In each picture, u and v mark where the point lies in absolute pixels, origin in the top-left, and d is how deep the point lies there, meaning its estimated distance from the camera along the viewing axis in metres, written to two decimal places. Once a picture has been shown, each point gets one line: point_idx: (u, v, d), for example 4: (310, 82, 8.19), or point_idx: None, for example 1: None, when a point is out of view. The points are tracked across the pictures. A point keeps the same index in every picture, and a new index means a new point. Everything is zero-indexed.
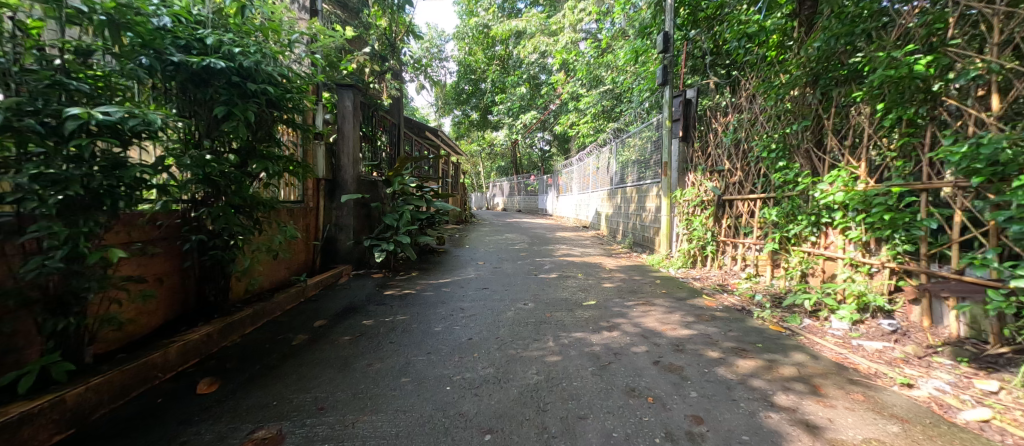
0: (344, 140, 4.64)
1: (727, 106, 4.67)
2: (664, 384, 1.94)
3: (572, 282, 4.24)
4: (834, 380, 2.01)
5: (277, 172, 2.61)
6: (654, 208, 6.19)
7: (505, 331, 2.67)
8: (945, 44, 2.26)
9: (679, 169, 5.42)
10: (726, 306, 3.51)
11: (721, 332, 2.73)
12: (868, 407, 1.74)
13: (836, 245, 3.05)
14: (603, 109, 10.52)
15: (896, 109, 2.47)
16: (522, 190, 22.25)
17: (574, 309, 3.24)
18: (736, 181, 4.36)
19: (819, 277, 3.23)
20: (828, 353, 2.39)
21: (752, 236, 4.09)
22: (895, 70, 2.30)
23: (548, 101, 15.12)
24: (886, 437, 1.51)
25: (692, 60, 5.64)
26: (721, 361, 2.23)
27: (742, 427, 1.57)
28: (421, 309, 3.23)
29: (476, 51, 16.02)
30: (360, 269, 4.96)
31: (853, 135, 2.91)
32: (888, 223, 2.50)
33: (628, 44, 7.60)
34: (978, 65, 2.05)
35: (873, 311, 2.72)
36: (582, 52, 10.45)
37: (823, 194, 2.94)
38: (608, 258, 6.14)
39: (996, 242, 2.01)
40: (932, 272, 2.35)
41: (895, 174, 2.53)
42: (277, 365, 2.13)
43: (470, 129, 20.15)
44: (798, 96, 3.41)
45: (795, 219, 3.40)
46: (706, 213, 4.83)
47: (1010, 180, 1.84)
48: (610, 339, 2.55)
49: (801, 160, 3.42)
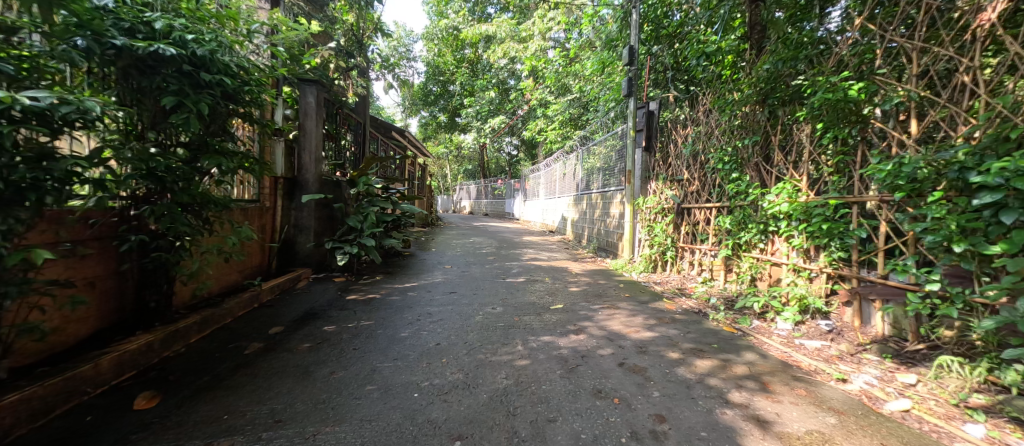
0: (306, 137, 4.45)
1: (686, 119, 4.94)
2: (629, 385, 2.01)
3: (539, 286, 4.29)
4: (780, 377, 2.17)
5: (232, 169, 2.45)
6: (618, 214, 6.40)
7: (474, 336, 2.65)
8: (874, 73, 2.52)
9: (642, 178, 5.65)
10: (685, 309, 3.68)
11: (681, 334, 2.87)
12: (810, 401, 1.90)
13: (781, 252, 3.30)
14: (571, 117, 10.75)
15: (833, 129, 2.72)
16: (488, 193, 22.24)
17: (542, 313, 3.27)
18: (694, 190, 4.60)
19: (766, 281, 3.48)
20: (775, 352, 2.58)
21: (708, 242, 4.34)
22: (833, 94, 2.54)
23: (517, 106, 15.21)
24: (825, 428, 1.66)
25: (654, 74, 5.96)
26: (681, 361, 2.35)
27: (701, 424, 1.66)
28: (386, 314, 3.13)
29: (445, 53, 15.91)
30: (321, 272, 4.74)
31: (796, 151, 3.17)
32: (826, 232, 2.75)
33: (595, 55, 7.85)
34: (899, 93, 2.33)
35: (813, 312, 2.96)
36: (550, 60, 10.67)
37: (771, 204, 3.17)
38: (574, 263, 6.27)
39: (913, 250, 2.26)
40: (862, 277, 2.61)
41: (832, 188, 2.79)
42: (228, 376, 1.99)
43: (437, 130, 19.89)
44: (750, 113, 3.67)
45: (746, 228, 3.64)
46: (666, 220, 5.05)
47: (924, 196, 2.09)
48: (577, 342, 2.60)
49: (751, 172, 3.67)
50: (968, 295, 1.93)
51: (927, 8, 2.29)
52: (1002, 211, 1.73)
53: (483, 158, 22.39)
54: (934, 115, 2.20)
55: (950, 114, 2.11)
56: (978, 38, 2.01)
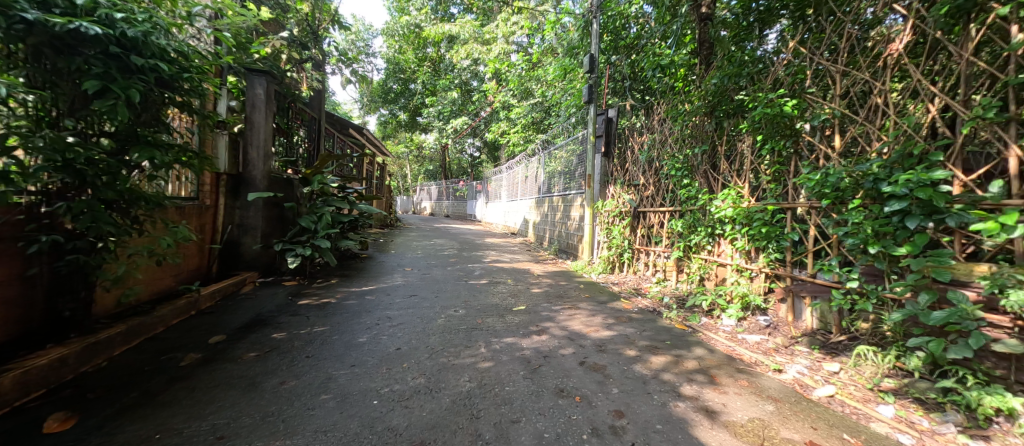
0: (253, 131, 4.16)
1: (642, 127, 5.19)
2: (589, 383, 2.07)
3: (501, 288, 4.30)
4: (726, 370, 2.33)
5: (167, 163, 2.23)
6: (578, 217, 6.58)
7: (437, 339, 2.60)
8: (804, 92, 2.80)
9: (601, 182, 5.84)
10: (641, 308, 3.85)
11: (637, 332, 3.00)
12: (751, 391, 2.05)
13: (726, 253, 3.55)
14: (533, 120, 10.91)
15: (770, 141, 2.98)
16: (450, 194, 21.95)
17: (505, 314, 3.28)
18: (649, 195, 4.84)
19: (713, 281, 3.73)
20: (721, 346, 2.77)
21: (662, 244, 4.56)
22: (771, 109, 2.79)
23: (480, 108, 15.19)
24: (764, 415, 1.80)
25: (613, 82, 6.21)
26: (637, 358, 2.45)
27: (656, 417, 1.75)
28: (342, 319, 2.99)
29: (407, 50, 15.57)
30: (269, 276, 4.43)
31: (739, 161, 3.43)
32: (765, 235, 3.00)
33: (557, 61, 8.03)
34: (826, 111, 2.59)
35: (753, 309, 3.22)
36: (514, 64, 10.80)
37: (717, 209, 3.41)
38: (535, 264, 6.35)
39: (837, 251, 2.52)
40: (794, 276, 2.87)
41: (770, 195, 3.05)
42: (160, 391, 1.80)
43: (398, 129, 19.39)
44: (699, 123, 3.93)
45: (696, 231, 3.88)
46: (623, 223, 5.26)
47: (845, 203, 2.35)
48: (539, 343, 2.63)
49: (700, 179, 3.92)
50: (880, 290, 2.20)
51: (847, 37, 2.59)
52: (906, 217, 1.99)
53: (445, 159, 22.10)
54: (853, 132, 2.47)
55: (865, 131, 2.39)
56: (888, 66, 2.29)
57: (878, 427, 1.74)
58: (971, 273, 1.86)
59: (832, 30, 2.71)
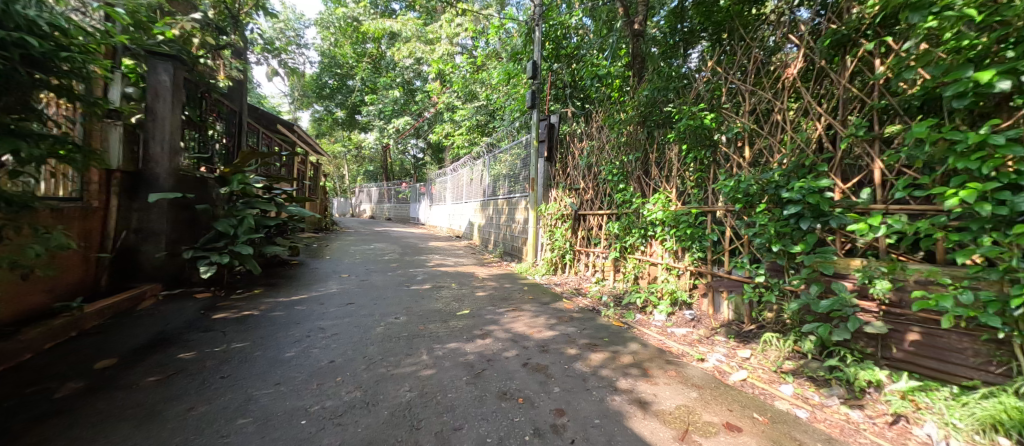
0: (156, 123, 3.66)
1: (582, 133, 5.41)
2: (532, 383, 2.10)
3: (445, 292, 4.21)
4: (657, 362, 2.50)
5: (38, 157, 1.88)
6: (522, 219, 6.68)
7: (375, 349, 2.47)
8: (721, 107, 3.12)
9: (544, 185, 5.98)
10: (582, 307, 3.99)
11: (577, 331, 3.10)
12: (679, 381, 2.22)
13: (657, 253, 3.82)
14: (478, 123, 10.87)
15: (694, 151, 3.30)
16: (391, 197, 21.11)
17: (448, 319, 3.21)
18: (588, 198, 5.06)
19: (646, 279, 3.99)
20: (653, 340, 2.96)
21: (601, 246, 4.78)
22: (693, 121, 3.10)
23: (423, 109, 14.82)
24: (689, 402, 1.97)
25: (555, 89, 6.43)
26: (578, 356, 2.54)
27: (595, 412, 1.82)
28: (267, 332, 2.72)
29: (343, 43, 14.75)
30: (176, 288, 3.89)
31: (668, 167, 3.71)
32: (690, 236, 3.29)
33: (502, 66, 8.12)
34: (738, 125, 2.92)
35: (680, 304, 3.49)
36: (458, 65, 10.72)
37: (650, 212, 3.66)
38: (480, 267, 6.32)
39: (748, 250, 2.83)
40: (714, 273, 3.17)
41: (693, 200, 3.34)
42: (25, 431, 1.49)
43: (334, 127, 18.25)
44: (632, 132, 4.20)
45: (631, 232, 4.12)
46: (565, 226, 5.44)
47: (753, 207, 2.64)
48: (483, 347, 2.62)
49: (634, 184, 4.18)
50: (782, 284, 2.51)
51: (754, 60, 2.93)
52: (801, 219, 2.30)
53: (386, 159, 21.22)
54: (758, 143, 2.81)
55: (769, 144, 2.73)
56: (784, 88, 2.65)
57: (780, 404, 1.98)
58: (848, 266, 2.19)
59: (742, 53, 3.05)
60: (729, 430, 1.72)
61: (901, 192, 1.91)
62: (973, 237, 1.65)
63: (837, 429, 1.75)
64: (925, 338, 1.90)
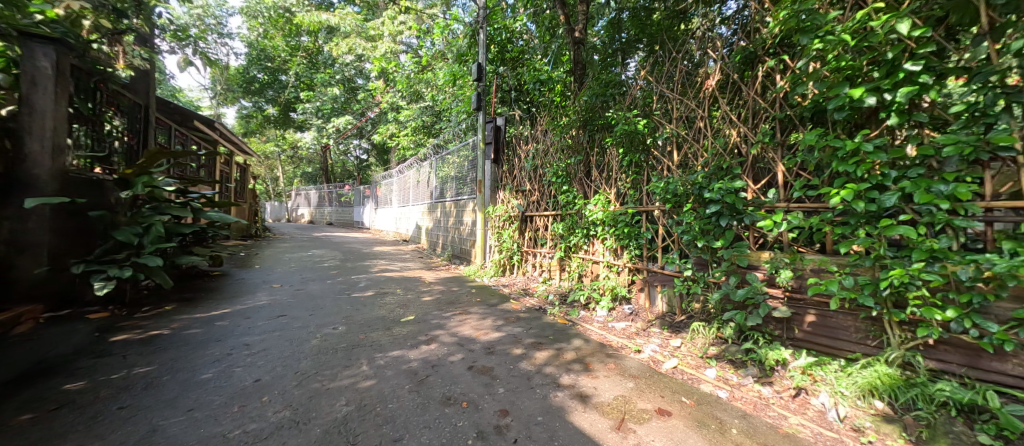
0: (34, 117, 3.13)
1: (527, 136, 5.51)
2: (477, 386, 2.08)
3: (390, 298, 4.05)
4: (598, 356, 2.60)
5: None
6: (470, 222, 6.64)
7: (309, 363, 2.31)
8: (653, 113, 3.34)
9: (492, 187, 5.99)
10: (528, 307, 4.05)
11: (524, 330, 3.15)
12: (617, 372, 2.34)
13: (598, 251, 3.99)
14: (423, 124, 10.60)
15: (630, 154, 3.51)
16: (332, 200, 19.90)
17: (391, 327, 3.10)
18: (535, 200, 5.16)
19: (589, 277, 4.15)
20: (595, 335, 3.09)
21: (546, 246, 4.89)
22: (628, 126, 3.30)
23: (366, 108, 14.19)
24: (626, 391, 2.08)
25: (501, 92, 6.49)
26: (523, 355, 2.57)
27: (538, 409, 1.85)
28: (180, 353, 2.43)
29: (274, 35, 13.67)
30: (63, 309, 3.35)
31: (607, 170, 3.91)
32: (627, 234, 3.48)
33: (448, 67, 8.03)
34: (667, 131, 3.16)
35: (620, 299, 3.68)
36: (402, 64, 10.42)
37: (591, 212, 3.82)
38: (427, 271, 6.17)
39: (678, 246, 3.06)
40: (649, 268, 3.38)
41: (630, 200, 3.54)
42: None
43: (265, 125, 16.82)
44: (575, 135, 4.37)
45: (575, 232, 4.27)
46: (512, 227, 5.49)
47: (681, 207, 2.86)
48: (427, 352, 2.55)
49: (577, 185, 4.34)
50: (706, 277, 2.74)
51: (681, 71, 3.18)
52: (720, 217, 2.55)
53: (326, 160, 19.99)
54: (683, 148, 3.06)
55: (693, 149, 2.97)
56: (705, 98, 2.91)
57: (705, 387, 2.17)
58: (759, 258, 2.46)
59: (671, 65, 3.30)
60: (660, 415, 1.84)
61: (798, 192, 2.18)
62: (851, 230, 1.93)
63: (751, 405, 1.96)
64: (819, 319, 2.18)
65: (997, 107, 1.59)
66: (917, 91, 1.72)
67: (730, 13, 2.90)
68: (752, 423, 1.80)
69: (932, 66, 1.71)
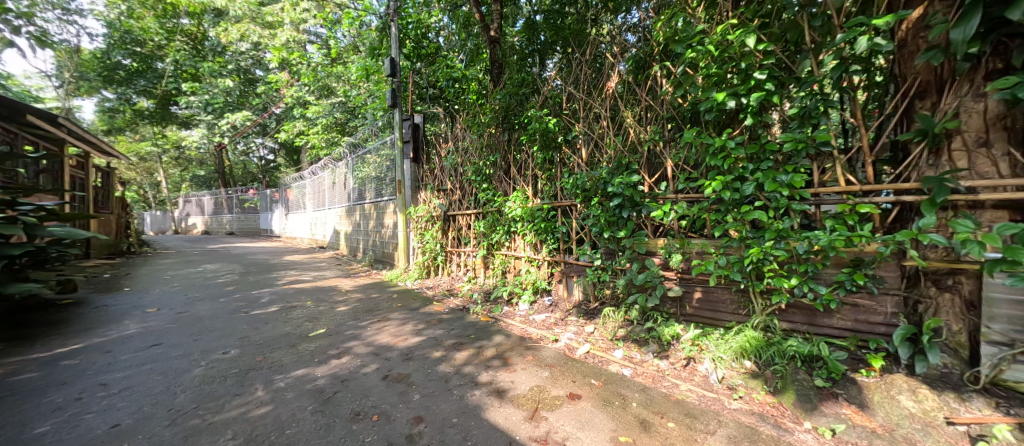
0: None
1: (446, 135, 5.41)
2: (390, 397, 1.99)
3: (298, 312, 3.70)
4: (517, 350, 2.66)
5: None
6: (392, 224, 6.34)
7: (188, 397, 2.00)
8: (563, 113, 3.50)
9: (412, 187, 5.77)
10: (452, 308, 4.00)
11: (445, 332, 3.09)
12: (535, 363, 2.41)
13: (519, 247, 4.08)
14: (336, 121, 9.73)
15: (544, 152, 3.63)
16: (232, 206, 17.54)
17: (297, 343, 2.82)
18: (456, 199, 5.11)
19: (512, 272, 4.22)
20: (516, 329, 3.17)
21: (470, 245, 4.87)
22: (540, 125, 3.42)
23: (268, 103, 12.73)
24: (541, 381, 2.15)
25: (418, 89, 6.27)
26: (443, 358, 2.53)
27: (453, 412, 1.83)
28: (4, 405, 1.94)
29: (143, 15, 11.58)
30: None
31: (523, 168, 4.00)
32: (544, 229, 3.61)
33: (360, 61, 7.53)
34: (576, 130, 3.34)
35: (540, 292, 3.80)
36: (309, 56, 9.53)
37: (510, 209, 3.86)
38: (345, 279, 5.75)
39: (590, 238, 3.26)
40: (565, 261, 3.54)
41: (546, 196, 3.67)
42: None
43: (137, 121, 14.20)
44: (493, 134, 4.40)
45: (496, 230, 4.30)
46: (435, 227, 5.37)
47: (590, 201, 3.04)
48: (337, 367, 2.37)
49: (496, 183, 4.37)
50: (613, 265, 2.95)
51: (586, 73, 3.37)
52: (622, 209, 2.77)
53: (222, 162, 17.56)
54: (590, 146, 3.25)
55: (598, 146, 3.18)
56: (607, 99, 3.11)
57: (612, 367, 2.34)
58: (655, 245, 2.71)
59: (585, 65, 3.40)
60: (571, 399, 1.94)
61: (682, 184, 2.45)
62: (723, 216, 2.22)
63: (650, 380, 2.16)
64: (705, 295, 2.47)
65: (818, 111, 1.95)
66: (764, 96, 2.03)
67: (635, 21, 3.05)
68: (649, 395, 1.99)
69: (774, 75, 2.04)
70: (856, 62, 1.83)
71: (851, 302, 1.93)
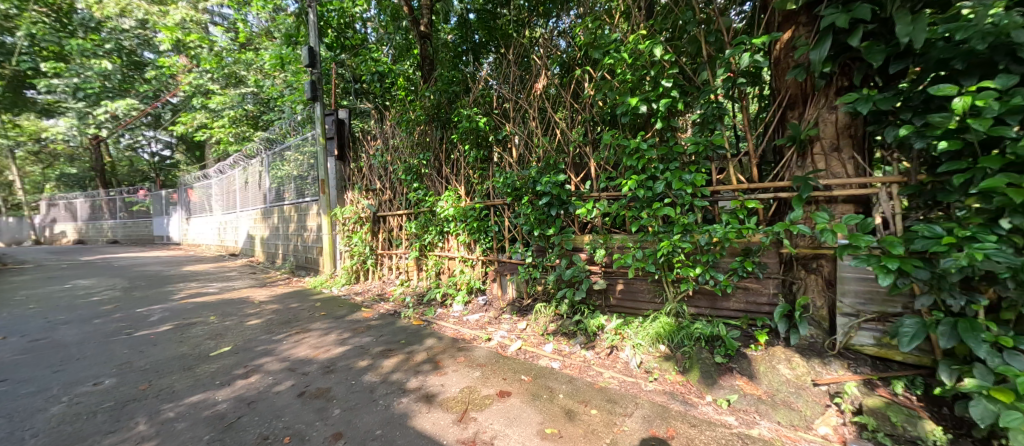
0: None
1: (374, 132, 5.14)
2: (306, 415, 1.83)
3: (198, 329, 3.25)
4: (448, 352, 2.61)
5: None
6: (315, 227, 5.86)
7: (40, 442, 1.64)
8: (494, 113, 3.51)
9: (337, 187, 5.39)
10: (382, 313, 3.81)
11: (373, 340, 2.93)
12: (466, 364, 2.39)
13: (453, 247, 4.02)
14: (248, 114, 8.74)
15: (475, 151, 3.61)
16: (116, 210, 14.93)
17: (195, 365, 2.47)
18: (386, 199, 4.88)
19: (446, 273, 4.15)
20: (449, 331, 3.11)
21: (402, 247, 4.67)
22: (470, 123, 3.40)
23: (160, 90, 11.02)
24: (472, 382, 2.13)
25: (342, 82, 5.88)
26: (369, 367, 2.39)
27: (377, 423, 1.74)
28: None
29: None
30: None
31: (455, 167, 3.94)
32: (477, 228, 3.58)
33: (274, 48, 6.86)
34: (506, 130, 3.38)
35: (475, 292, 3.77)
36: (212, 40, 8.44)
37: (442, 209, 3.78)
38: (259, 289, 5.19)
39: (522, 237, 3.30)
40: (499, 259, 3.54)
41: (478, 195, 3.66)
42: None
43: None
44: (424, 132, 4.29)
45: (428, 230, 4.18)
46: (364, 229, 5.07)
47: (520, 200, 3.09)
48: (244, 388, 2.12)
49: (428, 182, 4.26)
50: (544, 262, 3.03)
51: (516, 74, 3.42)
52: (551, 208, 2.86)
53: (101, 158, 14.87)
54: (520, 147, 3.30)
55: (528, 146, 3.25)
56: (535, 99, 3.19)
57: (542, 362, 2.40)
58: (581, 241, 2.83)
59: (517, 67, 3.44)
60: (501, 397, 1.95)
61: (603, 183, 2.60)
62: (638, 212, 2.39)
63: (576, 371, 2.26)
64: (626, 286, 2.64)
65: (714, 117, 2.18)
66: (671, 102, 2.22)
67: (564, 27, 3.12)
68: (575, 385, 2.08)
69: (678, 84, 2.24)
70: (742, 76, 2.08)
71: (743, 286, 2.20)
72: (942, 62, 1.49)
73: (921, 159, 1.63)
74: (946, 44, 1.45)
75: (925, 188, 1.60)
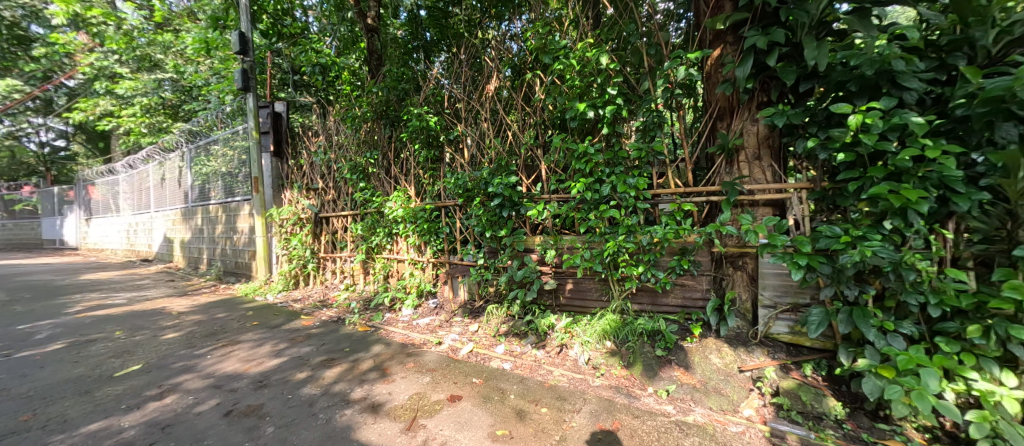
0: None
1: (316, 127, 4.82)
2: (234, 436, 1.66)
3: (100, 346, 2.83)
4: (397, 358, 2.52)
5: None
6: (247, 228, 5.36)
7: None
8: (445, 112, 3.46)
9: (273, 186, 5.00)
10: (324, 321, 3.58)
11: (314, 349, 2.74)
12: (415, 370, 2.32)
13: (403, 250, 3.89)
14: (165, 103, 7.81)
15: (425, 151, 3.52)
16: None
17: (95, 388, 2.15)
18: (329, 199, 4.60)
19: (395, 276, 3.99)
20: (397, 337, 3.00)
21: (347, 249, 4.42)
22: (420, 122, 3.31)
23: (50, 71, 9.48)
24: (421, 388, 2.07)
25: (279, 73, 5.46)
26: (308, 379, 2.23)
27: (317, 438, 1.63)
28: None
29: None
30: None
31: (405, 167, 3.82)
32: (427, 230, 3.48)
33: (198, 31, 6.18)
34: (458, 130, 3.34)
35: (426, 295, 3.67)
36: (120, 16, 7.44)
37: (391, 210, 3.63)
38: (178, 299, 4.63)
39: (474, 238, 3.28)
40: (450, 261, 3.47)
41: (429, 196, 3.58)
42: None
43: None
44: (371, 129, 4.11)
45: (376, 232, 4.01)
46: (304, 231, 4.74)
47: (472, 201, 3.06)
48: (158, 411, 1.88)
49: (375, 182, 4.08)
50: (496, 263, 3.03)
51: (467, 75, 3.40)
52: (503, 209, 2.86)
53: None
54: (471, 147, 3.28)
55: (479, 147, 3.23)
56: (487, 100, 3.18)
57: (493, 363, 2.40)
58: (532, 242, 2.87)
59: (469, 67, 3.42)
60: (452, 401, 1.92)
61: (553, 185, 2.66)
62: (586, 213, 2.47)
63: (527, 371, 2.28)
64: (575, 286, 2.72)
65: (654, 125, 2.31)
66: (616, 109, 2.33)
67: (516, 30, 3.14)
68: (526, 385, 2.10)
69: (622, 92, 2.35)
70: (679, 87, 2.23)
71: (681, 282, 2.36)
72: (840, 84, 1.71)
73: (824, 168, 1.86)
74: (843, 69, 1.67)
75: (828, 193, 1.83)
